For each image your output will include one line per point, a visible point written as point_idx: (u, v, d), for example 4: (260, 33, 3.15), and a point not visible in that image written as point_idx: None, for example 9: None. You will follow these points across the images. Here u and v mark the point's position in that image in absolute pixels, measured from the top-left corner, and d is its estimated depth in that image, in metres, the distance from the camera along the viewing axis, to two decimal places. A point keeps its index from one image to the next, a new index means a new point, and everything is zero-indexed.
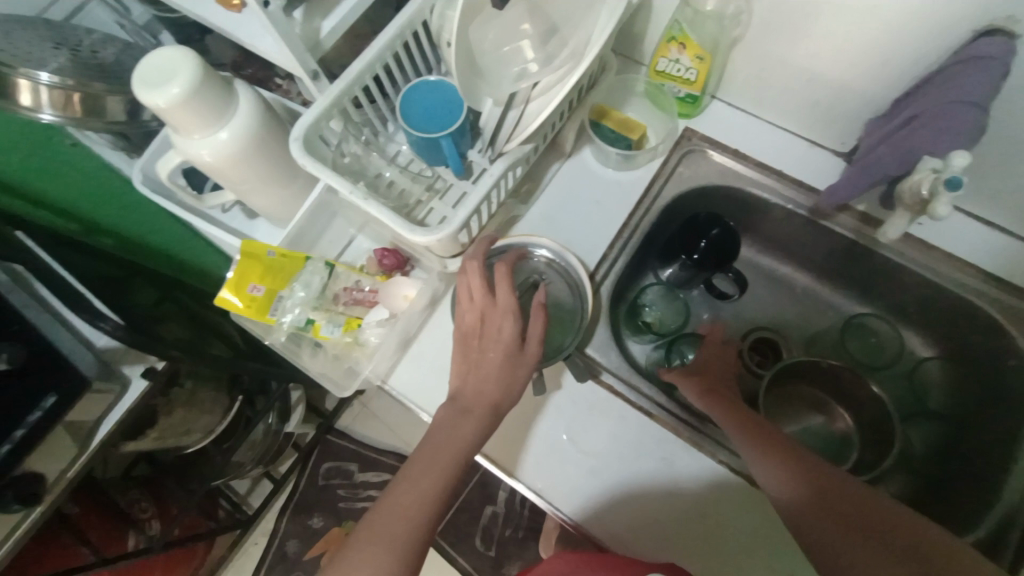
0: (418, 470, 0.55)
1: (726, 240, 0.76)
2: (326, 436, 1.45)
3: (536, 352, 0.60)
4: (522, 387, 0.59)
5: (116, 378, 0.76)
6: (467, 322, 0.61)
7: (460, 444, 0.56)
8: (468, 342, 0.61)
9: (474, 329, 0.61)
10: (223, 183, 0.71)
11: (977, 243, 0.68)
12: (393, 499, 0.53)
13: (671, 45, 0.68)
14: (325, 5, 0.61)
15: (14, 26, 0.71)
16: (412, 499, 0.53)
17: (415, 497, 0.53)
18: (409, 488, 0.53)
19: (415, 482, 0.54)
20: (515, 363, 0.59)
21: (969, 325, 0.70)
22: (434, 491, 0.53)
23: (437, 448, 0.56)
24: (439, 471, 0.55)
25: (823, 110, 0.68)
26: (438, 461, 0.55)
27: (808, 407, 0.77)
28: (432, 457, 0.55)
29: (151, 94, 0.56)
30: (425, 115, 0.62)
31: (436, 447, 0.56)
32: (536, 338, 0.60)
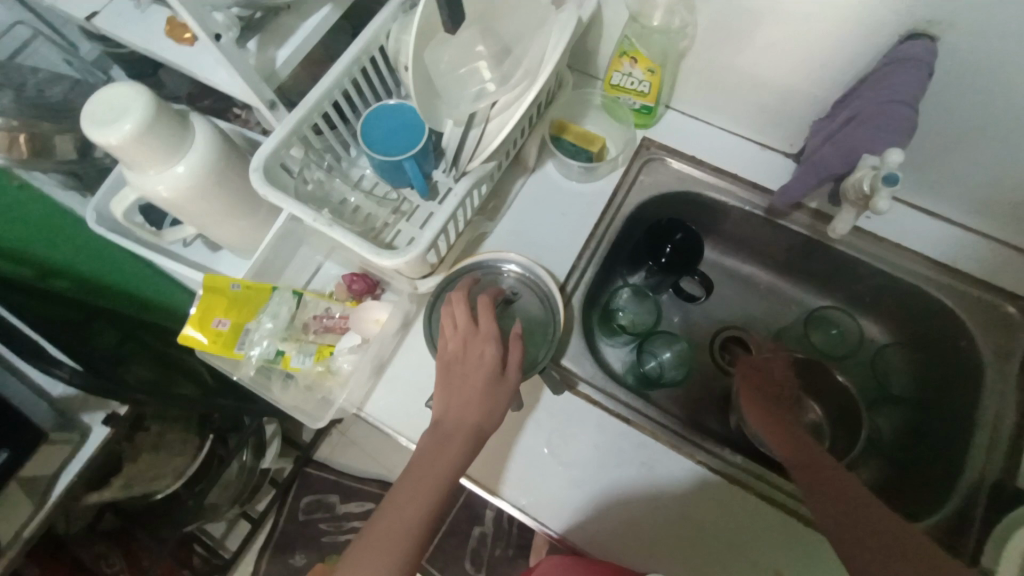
0: (404, 495, 0.55)
1: (690, 243, 0.79)
2: (304, 469, 1.41)
3: (517, 378, 0.60)
4: (504, 410, 0.59)
5: (75, 426, 0.73)
6: (448, 350, 0.61)
7: (445, 468, 0.56)
8: (450, 370, 0.61)
9: (456, 356, 0.61)
10: (182, 217, 0.69)
11: (920, 232, 0.72)
12: (380, 527, 0.54)
13: (624, 60, 0.70)
14: (279, 34, 0.61)
15: None
16: (399, 528, 0.53)
17: (403, 524, 0.53)
18: (395, 517, 0.54)
19: (402, 510, 0.54)
20: (496, 387, 0.59)
21: (923, 310, 0.73)
22: (421, 516, 0.54)
23: (422, 472, 0.56)
24: (425, 495, 0.55)
25: (770, 114, 0.71)
26: (424, 487, 0.55)
27: None
28: (417, 483, 0.55)
29: (103, 132, 0.55)
30: (387, 140, 0.62)
31: (421, 470, 0.56)
32: (516, 363, 0.60)
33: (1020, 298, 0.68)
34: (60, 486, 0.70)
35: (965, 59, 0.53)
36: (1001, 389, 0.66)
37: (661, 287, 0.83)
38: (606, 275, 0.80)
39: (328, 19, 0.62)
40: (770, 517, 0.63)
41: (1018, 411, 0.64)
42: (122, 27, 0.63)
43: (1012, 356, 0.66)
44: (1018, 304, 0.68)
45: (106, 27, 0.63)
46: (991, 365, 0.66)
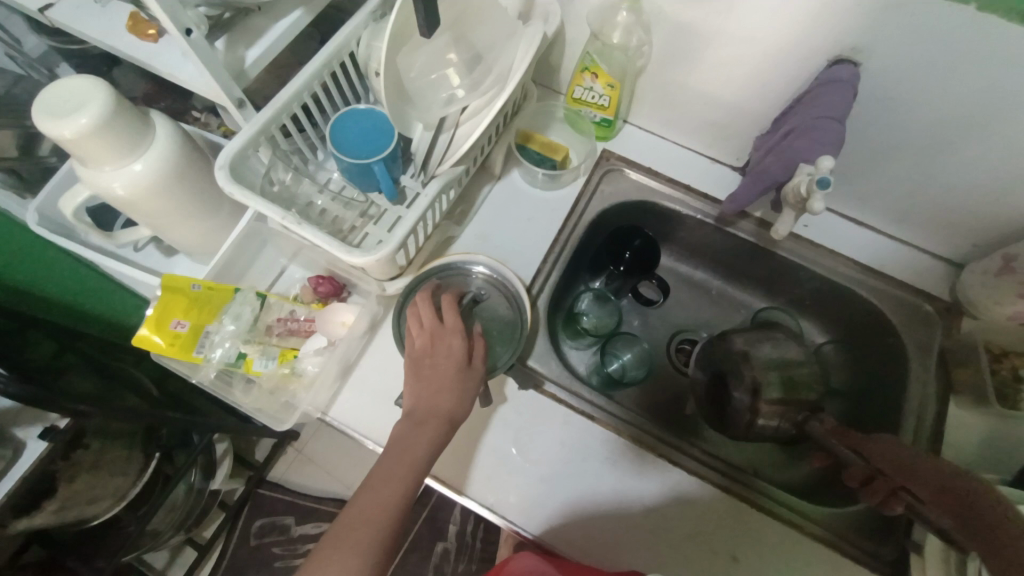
0: (375, 486, 0.55)
1: (646, 253, 0.83)
2: (257, 489, 1.35)
3: (482, 369, 0.63)
4: (473, 399, 0.61)
5: (8, 441, 0.68)
6: (416, 348, 0.62)
7: (417, 456, 0.57)
8: (418, 365, 0.61)
9: (423, 351, 0.62)
10: (137, 218, 0.67)
11: (848, 239, 0.79)
12: (350, 519, 0.53)
13: (585, 74, 0.75)
14: (249, 35, 0.61)
15: None
16: (370, 518, 0.53)
17: (373, 514, 0.53)
18: (367, 508, 0.54)
19: (373, 500, 0.54)
20: (465, 376, 0.61)
21: (855, 311, 0.80)
22: (393, 506, 0.54)
23: (393, 461, 0.56)
24: (398, 484, 0.55)
25: (718, 129, 0.77)
26: (395, 476, 0.56)
27: None
28: (389, 473, 0.56)
29: (57, 125, 0.53)
30: (358, 142, 0.64)
31: (393, 459, 0.57)
32: (481, 355, 0.63)
33: (936, 298, 0.76)
34: None
35: (883, 81, 0.59)
36: (924, 381, 0.72)
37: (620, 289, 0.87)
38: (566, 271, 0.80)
39: (299, 21, 0.63)
40: (726, 508, 0.66)
41: (937, 400, 0.71)
42: (80, 19, 0.61)
43: (931, 351, 0.74)
44: (935, 304, 0.75)
45: (59, 18, 0.61)
46: (915, 359, 0.74)
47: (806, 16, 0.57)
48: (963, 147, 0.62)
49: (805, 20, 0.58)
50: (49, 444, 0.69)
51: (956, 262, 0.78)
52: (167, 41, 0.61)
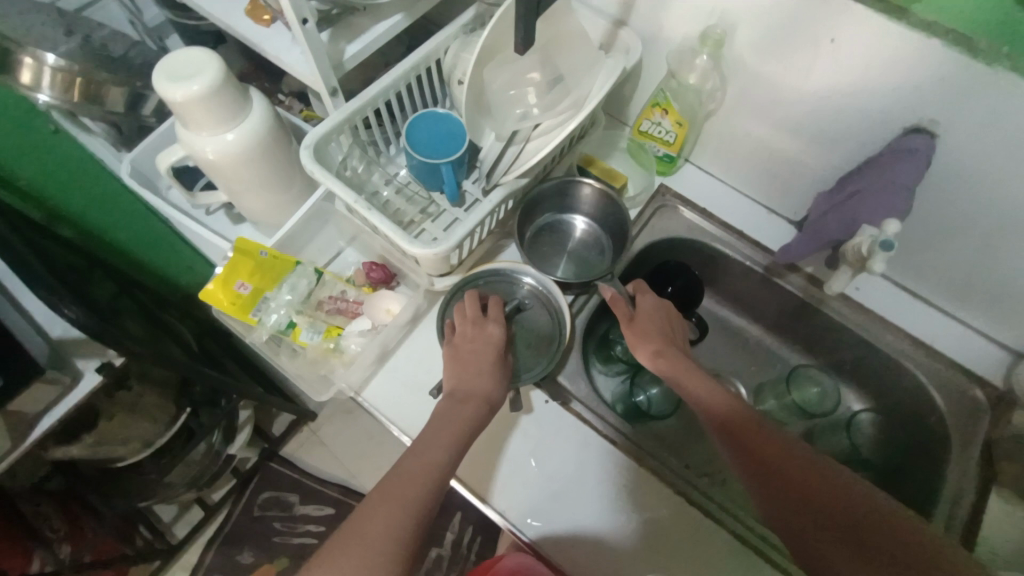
0: (416, 453, 0.56)
1: (569, 186, 0.76)
2: (268, 462, 1.38)
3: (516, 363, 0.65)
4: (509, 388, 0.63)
5: (68, 368, 0.72)
6: (458, 334, 0.65)
7: (456, 430, 0.57)
8: (458, 350, 0.64)
9: (464, 338, 0.64)
10: (219, 182, 0.72)
11: (896, 307, 0.78)
12: (397, 475, 0.54)
13: (655, 110, 0.77)
14: (352, 32, 0.65)
15: (37, 23, 0.77)
16: (416, 477, 0.54)
17: (419, 473, 0.54)
18: (410, 470, 0.54)
19: (419, 460, 0.55)
20: (501, 365, 0.64)
21: (899, 384, 0.78)
22: (439, 466, 0.55)
23: (432, 435, 0.57)
24: (446, 445, 0.57)
25: (779, 182, 0.78)
26: (437, 445, 0.56)
27: None
28: (430, 441, 0.57)
29: (172, 88, 0.58)
30: (433, 142, 0.67)
31: (435, 428, 0.58)
32: None
33: (987, 384, 0.73)
34: (43, 424, 0.68)
35: (957, 159, 0.59)
36: (963, 468, 0.70)
37: (568, 227, 0.79)
38: (525, 211, 0.75)
39: (398, 25, 0.67)
40: (739, 558, 0.65)
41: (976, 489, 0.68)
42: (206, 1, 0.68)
43: (975, 438, 0.71)
44: (985, 390, 0.73)
45: None
46: (956, 444, 0.71)
47: (889, 80, 0.58)
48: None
49: (886, 86, 0.58)
50: (103, 378, 0.72)
51: (1014, 351, 0.75)
52: (278, 27, 0.66)
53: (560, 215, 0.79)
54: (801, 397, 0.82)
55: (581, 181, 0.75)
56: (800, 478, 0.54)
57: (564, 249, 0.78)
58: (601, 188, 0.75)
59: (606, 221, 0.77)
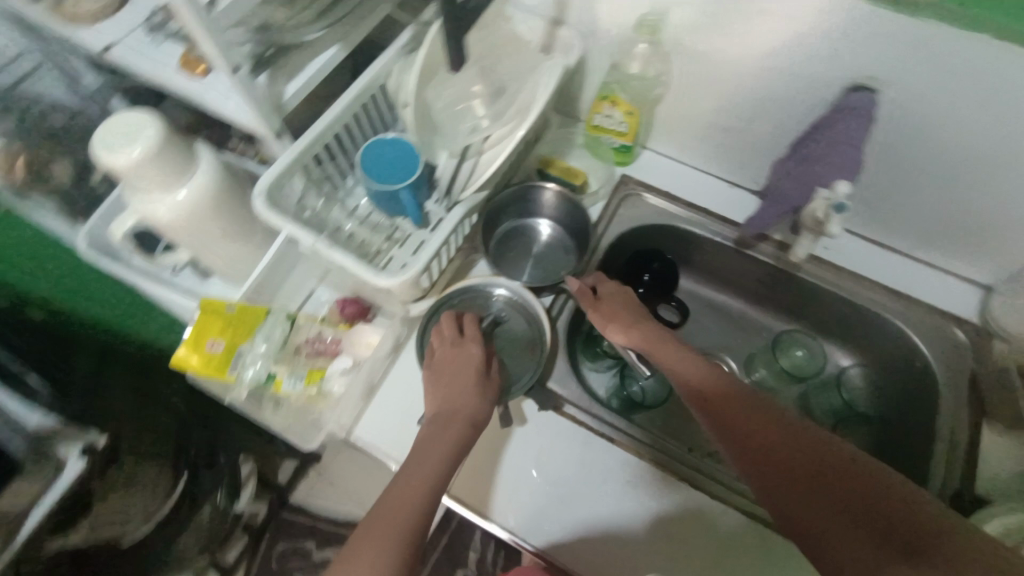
0: (404, 480, 0.56)
1: (524, 193, 0.76)
2: (279, 511, 1.36)
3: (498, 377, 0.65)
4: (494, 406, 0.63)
5: (51, 460, 0.68)
6: (438, 356, 0.64)
7: (440, 455, 0.57)
8: (439, 373, 0.64)
9: (444, 360, 0.64)
10: (178, 241, 0.70)
11: (869, 260, 0.79)
12: (383, 507, 0.54)
13: (604, 103, 0.77)
14: (290, 67, 0.63)
15: None
16: (401, 505, 0.53)
17: (405, 502, 0.53)
18: (395, 500, 0.54)
19: (404, 489, 0.55)
20: (485, 384, 0.63)
21: (883, 335, 0.78)
22: (426, 492, 0.55)
23: (418, 462, 0.57)
24: (431, 471, 0.56)
25: (736, 156, 0.79)
26: (423, 471, 0.56)
27: None
28: (416, 468, 0.56)
29: (112, 156, 0.57)
30: (386, 168, 0.66)
31: (421, 455, 0.58)
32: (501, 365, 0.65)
33: (966, 322, 0.74)
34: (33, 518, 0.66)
35: (900, 110, 0.60)
36: (955, 408, 0.71)
37: (532, 231, 0.79)
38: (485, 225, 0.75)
39: (336, 58, 0.65)
40: (751, 534, 0.65)
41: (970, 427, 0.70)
42: (135, 57, 0.65)
43: (962, 377, 0.72)
44: (964, 329, 0.74)
45: (113, 55, 0.65)
46: (946, 386, 0.72)
47: (823, 43, 0.58)
48: (987, 172, 0.61)
49: (820, 49, 0.59)
50: (89, 461, 0.69)
51: (987, 286, 0.76)
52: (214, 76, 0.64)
53: (522, 221, 0.79)
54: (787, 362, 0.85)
55: (537, 186, 0.75)
56: (781, 451, 0.52)
57: (531, 254, 0.78)
58: (559, 191, 0.75)
59: (569, 222, 0.77)
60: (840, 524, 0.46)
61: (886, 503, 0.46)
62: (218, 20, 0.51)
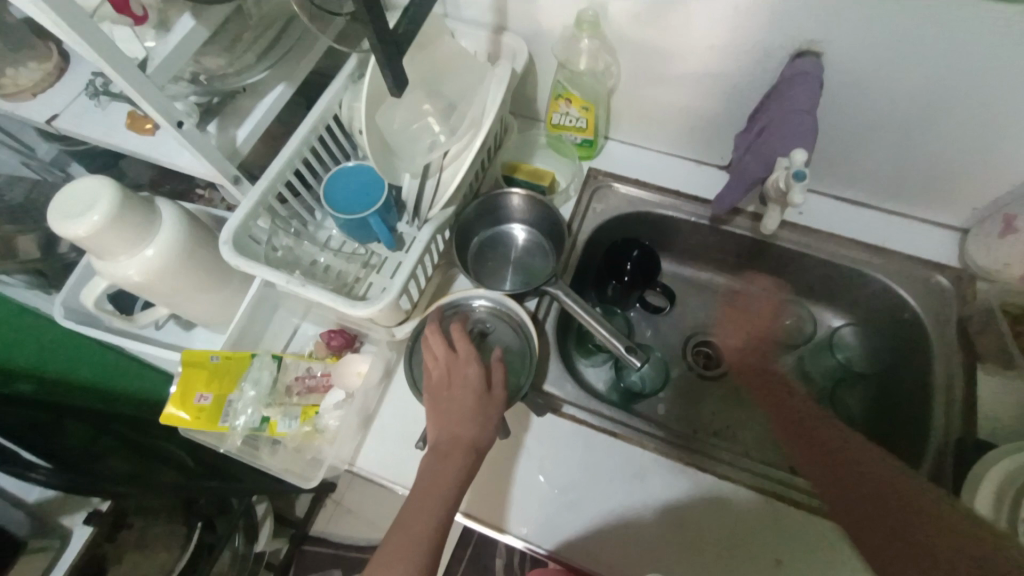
0: (410, 516, 0.57)
1: (491, 204, 0.76)
2: (301, 546, 1.35)
3: (503, 394, 0.63)
4: (497, 425, 0.61)
5: (54, 531, 0.70)
6: (434, 379, 0.64)
7: (442, 487, 0.57)
8: (437, 396, 0.63)
9: (441, 383, 0.63)
10: (154, 299, 0.70)
11: (844, 219, 0.79)
12: (389, 550, 0.55)
13: (559, 101, 0.77)
14: (239, 113, 0.64)
15: None
16: (405, 552, 0.54)
17: (408, 547, 0.54)
18: (399, 543, 0.55)
19: (407, 531, 0.55)
20: (486, 404, 0.62)
21: (867, 291, 0.79)
22: (428, 533, 0.55)
23: (422, 495, 0.57)
24: (432, 509, 0.57)
25: (698, 135, 0.79)
26: (427, 506, 0.57)
27: None
28: (421, 504, 0.57)
29: (71, 227, 0.57)
30: (352, 199, 0.66)
31: (422, 490, 0.58)
32: (501, 381, 0.63)
33: (947, 267, 0.74)
34: None
35: (847, 69, 0.61)
36: (947, 354, 0.71)
37: (507, 240, 0.79)
38: (459, 243, 0.74)
39: (283, 95, 0.65)
40: (764, 511, 0.65)
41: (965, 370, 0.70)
42: (82, 125, 0.65)
43: (950, 321, 0.72)
44: (946, 274, 0.74)
45: (63, 125, 0.65)
46: (936, 333, 0.72)
47: (760, 15, 0.59)
48: (941, 117, 0.62)
49: (760, 21, 0.60)
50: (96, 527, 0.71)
51: (963, 228, 0.76)
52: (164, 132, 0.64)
53: (495, 231, 0.79)
54: (779, 331, 0.84)
55: (503, 194, 0.75)
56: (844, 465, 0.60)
57: (510, 261, 0.78)
58: (525, 195, 0.75)
59: (542, 223, 0.77)
60: (891, 538, 0.54)
61: (921, 510, 0.53)
62: (154, 81, 0.50)
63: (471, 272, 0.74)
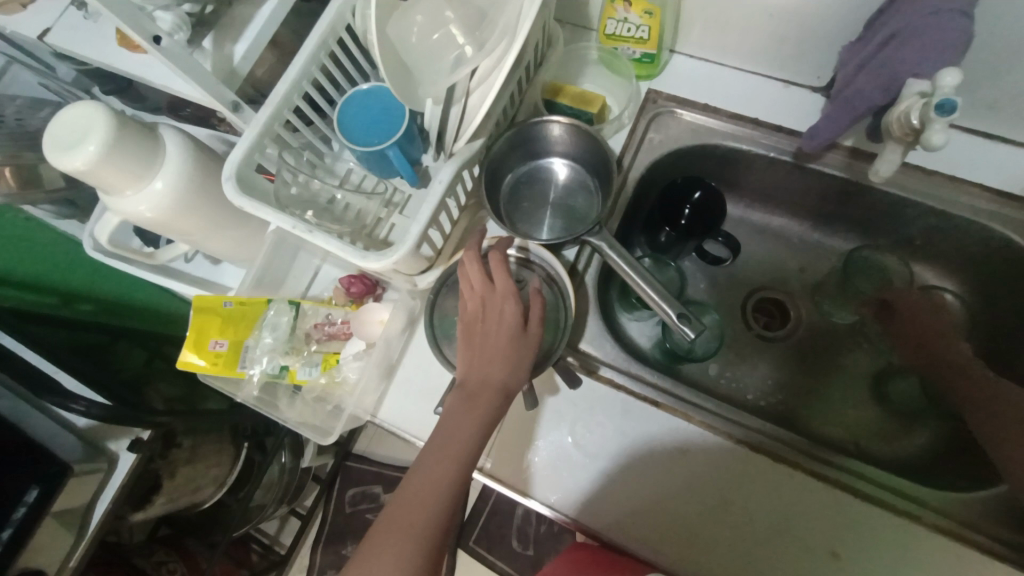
0: (431, 459, 0.52)
1: (526, 136, 0.65)
2: (344, 461, 1.41)
3: (540, 334, 0.56)
4: (530, 368, 0.54)
5: (102, 454, 0.72)
6: (468, 312, 0.57)
7: (468, 434, 0.52)
8: (470, 331, 0.56)
9: (475, 316, 0.56)
10: (173, 236, 0.66)
11: (972, 158, 0.63)
12: (406, 495, 0.51)
13: (616, 4, 0.64)
14: (236, 27, 0.56)
15: None
16: (424, 499, 0.50)
17: (428, 494, 0.50)
18: (418, 488, 0.51)
19: (427, 479, 0.51)
20: (520, 345, 0.55)
21: (987, 247, 0.64)
22: (449, 482, 0.51)
23: (444, 442, 0.53)
24: (452, 459, 0.52)
25: (791, 46, 0.63)
26: (448, 455, 0.52)
27: (840, 353, 0.74)
28: (443, 449, 0.52)
29: (68, 158, 0.52)
30: (367, 128, 0.58)
31: (444, 435, 0.53)
32: (538, 318, 0.56)
33: None
34: (98, 511, 0.70)
35: None
36: None
37: (545, 177, 0.69)
38: (490, 182, 0.65)
39: (284, 2, 0.56)
40: (822, 498, 0.58)
41: None
42: (73, 41, 0.59)
43: None
44: None
45: (58, 42, 0.60)
46: None
47: None
48: None
49: None
50: (138, 455, 0.73)
51: None
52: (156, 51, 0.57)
53: (531, 166, 0.69)
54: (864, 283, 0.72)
55: (542, 123, 0.64)
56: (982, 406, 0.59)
57: (547, 202, 0.68)
58: (567, 125, 0.64)
59: (589, 158, 0.66)
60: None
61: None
62: None
63: (503, 217, 0.65)
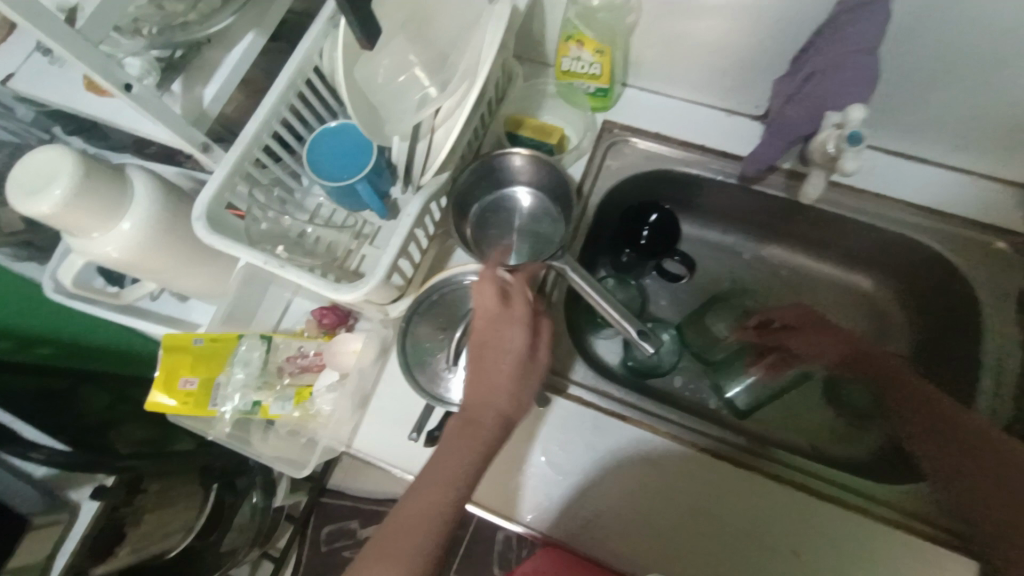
0: (428, 484, 0.53)
1: (490, 168, 0.68)
2: (319, 497, 1.37)
3: (543, 365, 0.58)
4: (531, 398, 0.57)
5: (64, 506, 0.70)
6: (478, 330, 0.57)
7: (465, 461, 0.53)
8: (479, 352, 0.56)
9: (485, 338, 0.57)
10: (141, 275, 0.66)
11: (897, 176, 0.69)
12: (400, 520, 0.52)
13: (570, 44, 0.68)
14: (205, 70, 0.58)
15: None
16: (418, 525, 0.51)
17: (422, 520, 0.51)
18: (411, 514, 0.52)
19: (420, 504, 0.52)
20: (526, 375, 0.57)
21: (917, 257, 0.70)
22: (442, 508, 0.52)
23: (440, 467, 0.53)
24: (447, 485, 0.52)
25: (731, 78, 0.69)
26: (444, 480, 0.53)
27: None
28: (443, 475, 0.53)
29: (35, 202, 0.52)
30: (336, 164, 0.61)
31: (444, 461, 0.53)
32: (545, 350, 0.58)
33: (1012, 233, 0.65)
34: (58, 564, 0.68)
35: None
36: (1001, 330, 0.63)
37: (510, 205, 0.72)
38: (457, 212, 0.68)
39: (253, 46, 0.59)
40: (789, 500, 0.61)
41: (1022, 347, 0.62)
42: (40, 85, 0.60)
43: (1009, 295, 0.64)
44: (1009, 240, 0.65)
45: (22, 87, 0.60)
46: (991, 305, 0.64)
47: None
48: None
49: None
50: (101, 501, 0.72)
51: None
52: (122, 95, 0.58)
53: (496, 195, 0.72)
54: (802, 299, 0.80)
55: (504, 155, 0.68)
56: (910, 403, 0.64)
57: (514, 228, 0.71)
58: (528, 156, 0.67)
59: (551, 186, 0.70)
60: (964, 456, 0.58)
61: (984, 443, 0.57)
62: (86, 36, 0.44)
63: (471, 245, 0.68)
